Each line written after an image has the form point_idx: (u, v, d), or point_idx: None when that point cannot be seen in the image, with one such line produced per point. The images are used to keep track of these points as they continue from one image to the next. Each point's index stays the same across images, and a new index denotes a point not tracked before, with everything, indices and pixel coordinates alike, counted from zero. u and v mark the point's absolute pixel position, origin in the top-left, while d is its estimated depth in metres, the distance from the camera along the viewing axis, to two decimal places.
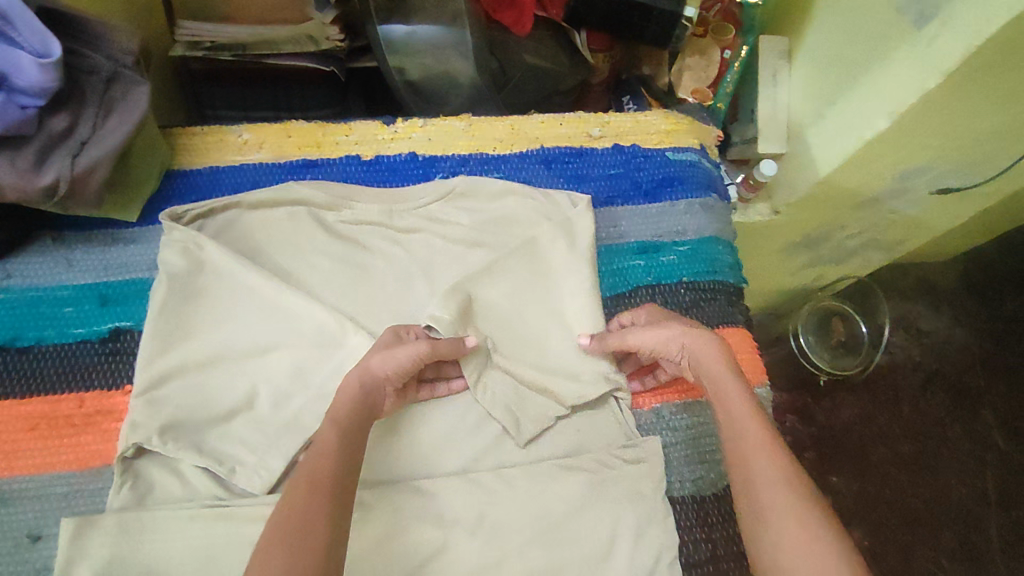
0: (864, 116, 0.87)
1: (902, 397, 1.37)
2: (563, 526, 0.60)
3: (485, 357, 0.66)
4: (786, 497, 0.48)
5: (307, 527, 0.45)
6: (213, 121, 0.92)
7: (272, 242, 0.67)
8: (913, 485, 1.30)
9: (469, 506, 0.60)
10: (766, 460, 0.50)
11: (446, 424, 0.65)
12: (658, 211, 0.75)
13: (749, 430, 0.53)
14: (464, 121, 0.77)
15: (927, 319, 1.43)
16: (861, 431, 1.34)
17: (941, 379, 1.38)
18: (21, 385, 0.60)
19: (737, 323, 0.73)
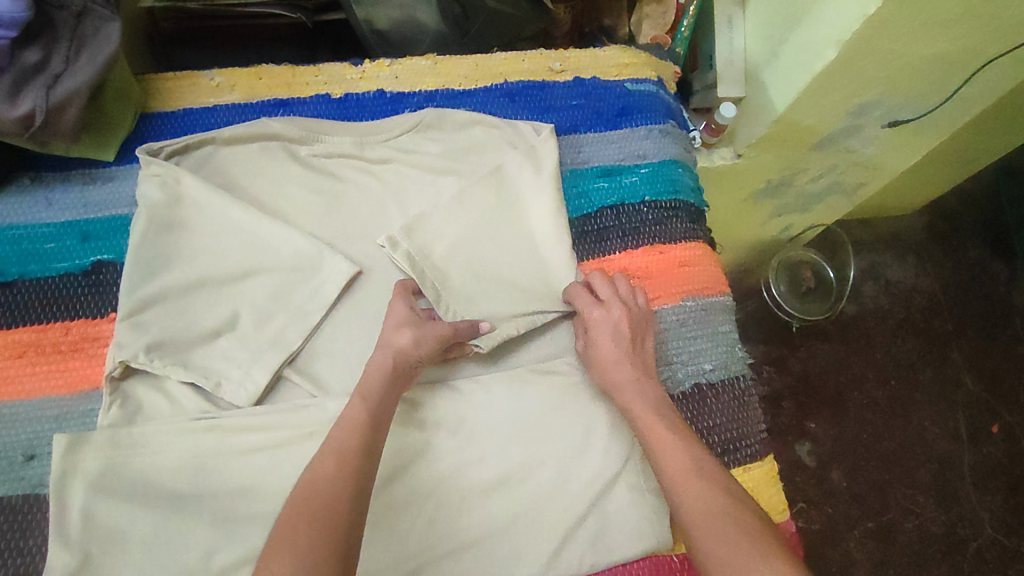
0: (813, 48, 0.90)
1: (875, 343, 1.40)
2: (540, 425, 0.62)
3: (456, 274, 0.68)
4: (695, 482, 0.51)
5: (337, 492, 0.48)
6: (177, 62, 0.92)
7: (248, 173, 0.70)
8: (887, 426, 1.34)
9: (450, 412, 0.62)
10: (674, 455, 0.54)
11: None
12: (618, 137, 0.79)
13: (658, 434, 0.56)
14: (429, 60, 0.79)
15: (894, 267, 1.47)
16: (837, 377, 1.37)
17: (910, 326, 1.42)
18: (7, 317, 0.62)
19: (698, 239, 0.76)
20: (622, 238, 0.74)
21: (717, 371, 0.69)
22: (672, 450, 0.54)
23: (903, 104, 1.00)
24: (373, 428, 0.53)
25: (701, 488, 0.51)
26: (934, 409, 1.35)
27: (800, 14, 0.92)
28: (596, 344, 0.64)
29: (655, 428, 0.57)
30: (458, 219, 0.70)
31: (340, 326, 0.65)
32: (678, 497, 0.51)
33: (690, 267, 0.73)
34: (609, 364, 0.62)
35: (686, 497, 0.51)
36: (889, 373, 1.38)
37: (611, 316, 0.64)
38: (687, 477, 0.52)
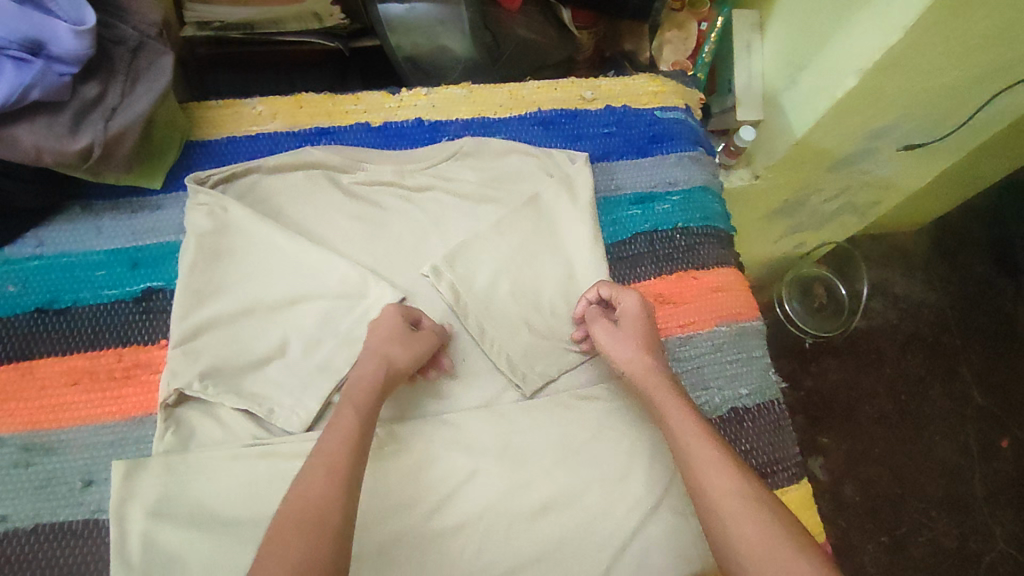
0: (834, 76, 0.92)
1: (887, 359, 1.42)
2: (583, 450, 0.63)
3: (496, 301, 0.70)
4: (748, 507, 0.48)
5: (324, 505, 0.46)
6: (212, 91, 0.94)
7: (293, 199, 0.71)
8: (900, 442, 1.35)
9: (494, 436, 0.63)
10: (720, 473, 0.50)
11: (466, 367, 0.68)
12: (650, 164, 0.81)
13: (699, 446, 0.52)
14: (464, 88, 0.81)
15: (904, 284, 1.49)
16: (850, 393, 1.39)
17: (921, 342, 1.44)
18: (61, 343, 0.63)
19: (730, 264, 0.77)
20: (656, 264, 0.75)
21: (752, 396, 0.71)
22: (716, 467, 0.50)
23: (919, 129, 1.02)
24: (360, 433, 0.52)
25: (751, 511, 0.47)
26: (945, 424, 1.37)
27: (821, 42, 0.95)
28: (614, 332, 0.64)
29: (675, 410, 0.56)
30: (497, 247, 0.71)
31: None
32: (725, 522, 0.48)
33: (723, 293, 0.75)
34: (630, 346, 0.62)
35: (734, 522, 0.47)
36: (900, 389, 1.40)
37: (642, 304, 0.65)
38: (733, 501, 0.48)
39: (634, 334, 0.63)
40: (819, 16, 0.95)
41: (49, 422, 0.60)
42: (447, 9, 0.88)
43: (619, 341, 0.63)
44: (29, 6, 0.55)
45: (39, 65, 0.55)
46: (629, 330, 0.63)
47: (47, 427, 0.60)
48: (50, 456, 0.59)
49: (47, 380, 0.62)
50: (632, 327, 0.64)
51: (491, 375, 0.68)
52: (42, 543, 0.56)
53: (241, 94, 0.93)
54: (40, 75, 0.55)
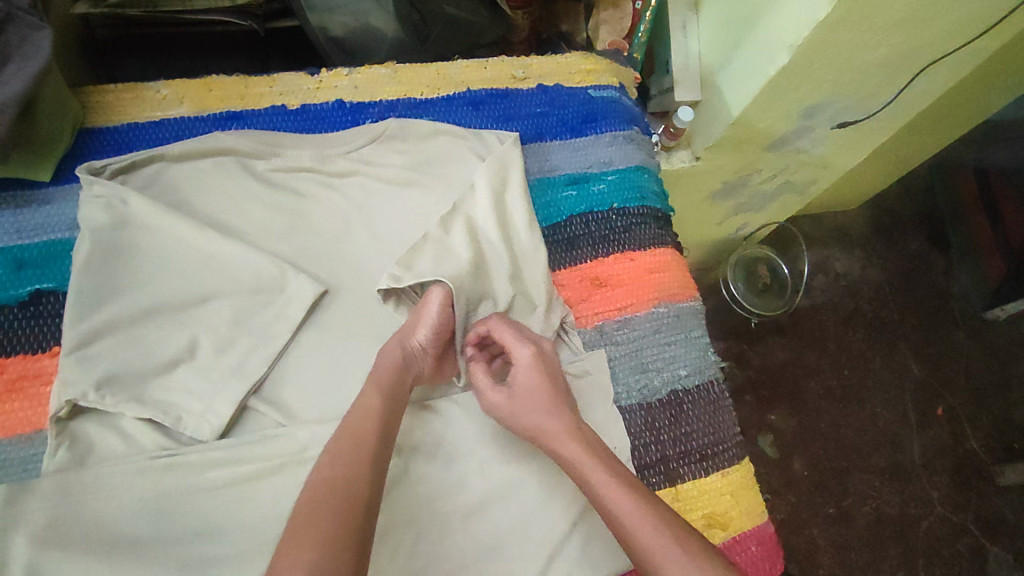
0: (766, 53, 0.92)
1: (829, 335, 1.45)
2: (519, 443, 0.61)
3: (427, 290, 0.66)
4: None
5: (352, 478, 0.49)
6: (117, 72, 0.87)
7: (203, 188, 0.66)
8: (844, 416, 1.38)
9: (427, 433, 0.60)
10: (674, 553, 0.49)
11: None
12: (584, 144, 0.78)
13: (648, 531, 0.50)
14: (388, 68, 0.77)
15: (843, 262, 1.52)
16: (794, 370, 1.41)
17: (861, 318, 1.47)
18: None
19: (667, 244, 0.76)
20: (593, 246, 0.73)
21: (692, 376, 0.69)
22: (670, 542, 0.49)
23: (850, 106, 1.03)
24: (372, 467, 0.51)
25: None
26: (885, 396, 1.40)
27: (753, 19, 0.94)
28: (520, 396, 0.59)
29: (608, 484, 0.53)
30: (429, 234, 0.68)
31: (310, 349, 0.62)
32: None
33: (660, 274, 0.73)
34: (535, 413, 0.58)
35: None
36: (843, 364, 1.43)
37: (540, 363, 0.61)
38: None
39: (538, 394, 0.59)
40: None
41: None
42: None
43: (522, 408, 0.58)
44: None
45: None
46: (532, 392, 0.59)
47: None
48: None
49: None
50: (535, 384, 0.60)
51: None
52: None
53: (149, 77, 0.87)
54: None
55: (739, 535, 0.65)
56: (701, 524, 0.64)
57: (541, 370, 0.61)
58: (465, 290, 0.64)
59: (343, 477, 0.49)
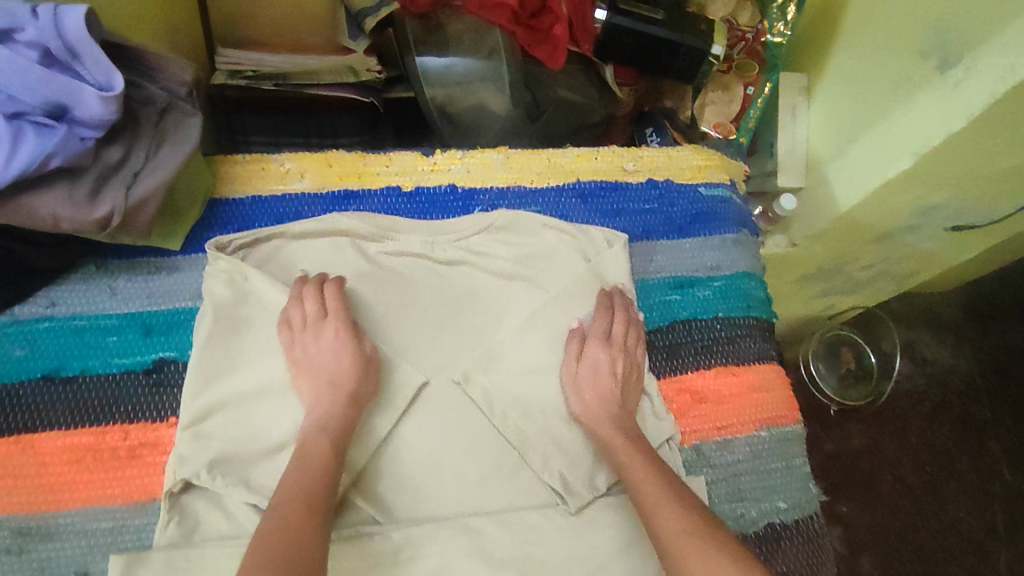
0: (886, 155, 0.88)
1: (910, 427, 1.36)
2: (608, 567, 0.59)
3: (521, 396, 0.66)
4: (696, 544, 0.51)
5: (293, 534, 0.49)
6: (242, 146, 0.91)
7: (320, 265, 0.69)
8: (921, 518, 1.29)
9: (514, 545, 0.59)
10: (666, 514, 0.54)
11: (489, 463, 0.63)
12: (691, 246, 0.77)
13: (652, 488, 0.56)
14: (501, 153, 0.77)
15: (932, 348, 1.42)
16: (869, 461, 1.33)
17: (947, 410, 1.37)
18: (67, 416, 0.60)
19: (772, 359, 0.74)
20: (693, 356, 0.71)
21: (791, 511, 0.67)
22: (671, 508, 0.54)
23: (970, 209, 0.97)
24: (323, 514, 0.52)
25: (699, 546, 0.50)
26: (968, 500, 1.31)
27: (873, 117, 0.92)
28: (573, 380, 0.66)
29: (624, 455, 0.60)
30: (531, 332, 0.68)
31: (406, 441, 0.63)
32: (682, 553, 0.51)
33: (763, 393, 0.71)
34: (580, 400, 0.65)
35: (690, 553, 0.50)
36: (924, 458, 1.34)
37: (598, 356, 0.66)
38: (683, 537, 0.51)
39: (594, 390, 0.65)
40: (873, 92, 0.92)
41: (48, 503, 0.57)
42: (491, 65, 0.82)
43: (574, 393, 0.65)
44: (59, 70, 0.51)
45: (60, 130, 0.51)
46: (588, 381, 0.65)
47: (46, 508, 0.57)
48: (47, 540, 0.56)
49: (49, 457, 0.58)
50: (602, 378, 0.65)
51: (519, 471, 0.64)
52: None
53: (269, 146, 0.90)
54: (63, 141, 0.51)
55: None
56: None
57: (604, 362, 0.66)
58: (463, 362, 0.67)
59: (301, 523, 0.50)
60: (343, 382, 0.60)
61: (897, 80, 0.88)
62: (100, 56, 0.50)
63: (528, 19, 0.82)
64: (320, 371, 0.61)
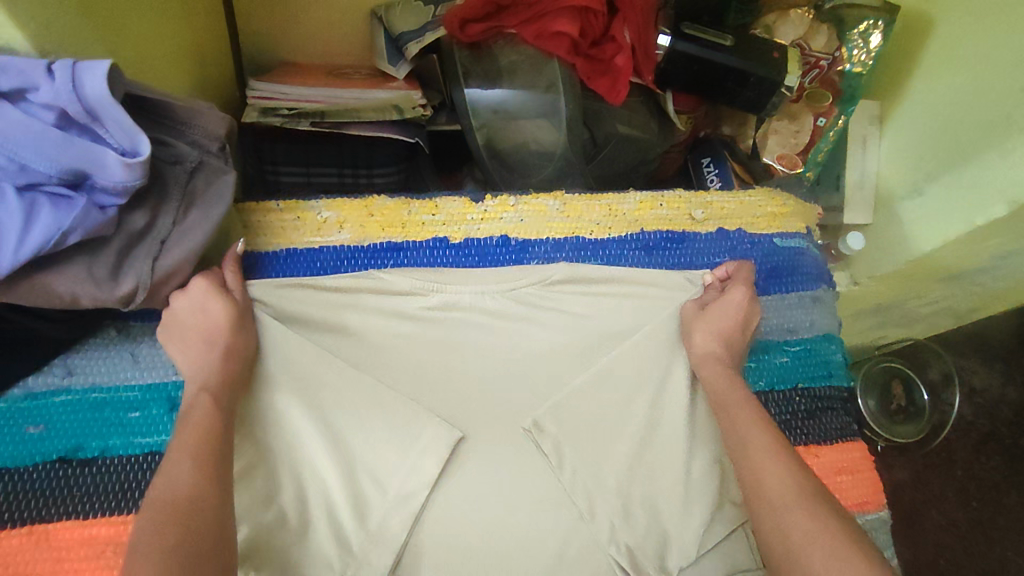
0: (977, 200, 0.81)
1: (956, 459, 1.16)
2: None
3: (572, 462, 0.59)
4: (801, 500, 0.46)
5: (198, 500, 0.42)
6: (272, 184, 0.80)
7: (356, 315, 0.63)
8: (968, 558, 1.11)
9: None
10: (772, 462, 0.49)
11: (552, 540, 0.57)
12: (766, 305, 0.70)
13: (756, 432, 0.52)
14: (557, 200, 0.70)
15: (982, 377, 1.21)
16: (911, 496, 1.15)
17: (995, 442, 1.17)
18: (85, 503, 0.54)
19: (856, 436, 0.67)
20: None
21: None
22: (780, 456, 0.49)
23: None
24: (213, 486, 0.44)
25: (805, 508, 0.45)
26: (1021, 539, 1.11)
27: (961, 155, 0.84)
28: (701, 324, 0.62)
29: (737, 399, 0.56)
30: (592, 395, 0.62)
31: (448, 511, 0.57)
32: (784, 519, 0.45)
33: (848, 476, 0.65)
34: (713, 334, 0.61)
35: (793, 524, 0.45)
36: (970, 491, 1.14)
37: (736, 300, 0.63)
38: (788, 488, 0.47)
39: (722, 327, 0.62)
40: (961, 128, 0.85)
41: None
42: (548, 99, 0.75)
43: (701, 326, 0.62)
44: (77, 132, 0.46)
45: (79, 200, 0.46)
46: (716, 319, 0.62)
47: None
48: None
49: (67, 551, 0.53)
50: (723, 319, 0.62)
51: (589, 545, 0.58)
52: None
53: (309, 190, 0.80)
54: (82, 214, 0.46)
55: None
56: None
57: (744, 313, 0.62)
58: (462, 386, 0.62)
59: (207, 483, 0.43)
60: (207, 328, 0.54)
61: (993, 118, 0.81)
62: (123, 117, 0.45)
63: (589, 49, 0.75)
64: (192, 328, 0.55)
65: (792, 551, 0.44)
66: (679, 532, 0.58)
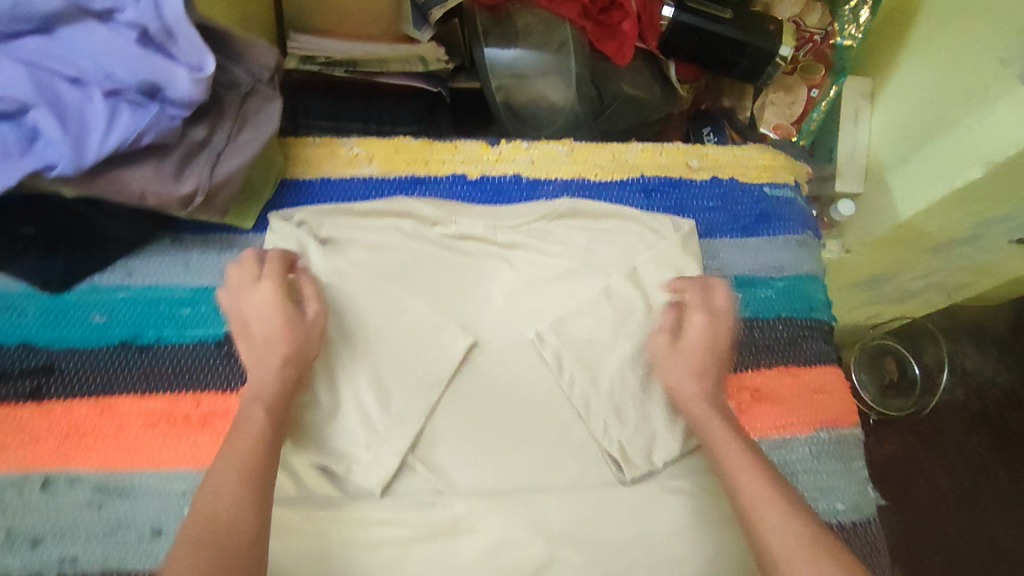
0: (954, 166, 0.86)
1: (947, 437, 1.22)
2: (658, 547, 0.60)
3: (570, 372, 0.66)
4: (775, 502, 0.53)
5: (238, 516, 0.47)
6: (302, 131, 0.87)
7: (380, 236, 0.69)
8: (955, 527, 1.16)
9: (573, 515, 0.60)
10: (754, 478, 0.55)
11: (551, 437, 0.65)
12: (755, 245, 0.77)
13: (730, 451, 0.57)
14: (566, 146, 0.78)
15: (974, 360, 1.28)
16: (904, 469, 1.20)
17: (984, 422, 1.24)
18: (143, 381, 0.61)
19: (834, 361, 0.73)
20: (754, 354, 0.71)
21: (847, 512, 0.67)
22: (754, 476, 0.55)
23: None
24: (260, 469, 0.50)
25: (785, 517, 0.52)
26: (1002, 511, 1.18)
27: (943, 126, 0.89)
28: (669, 356, 0.64)
29: (718, 429, 0.60)
30: (589, 315, 0.69)
31: (461, 405, 0.65)
32: (766, 530, 0.52)
33: (824, 395, 0.71)
34: (688, 370, 0.64)
35: (776, 535, 0.51)
36: (959, 468, 1.20)
37: (706, 328, 0.65)
38: (766, 502, 0.53)
39: (692, 363, 0.63)
40: (943, 99, 0.90)
41: (122, 464, 0.59)
42: (559, 58, 0.83)
43: (666, 365, 0.64)
44: (153, 50, 0.53)
45: (153, 109, 0.53)
46: (684, 357, 0.64)
47: (120, 469, 0.59)
48: (122, 498, 0.58)
49: (126, 419, 0.60)
50: (693, 354, 0.64)
51: (585, 442, 0.65)
52: None
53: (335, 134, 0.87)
54: (155, 120, 0.53)
55: None
56: None
57: (708, 341, 0.64)
58: (476, 304, 0.69)
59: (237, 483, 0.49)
60: (271, 340, 0.58)
61: (970, 87, 0.86)
62: (195, 37, 0.52)
63: (598, 14, 0.83)
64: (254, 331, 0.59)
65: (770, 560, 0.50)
66: (664, 431, 0.65)
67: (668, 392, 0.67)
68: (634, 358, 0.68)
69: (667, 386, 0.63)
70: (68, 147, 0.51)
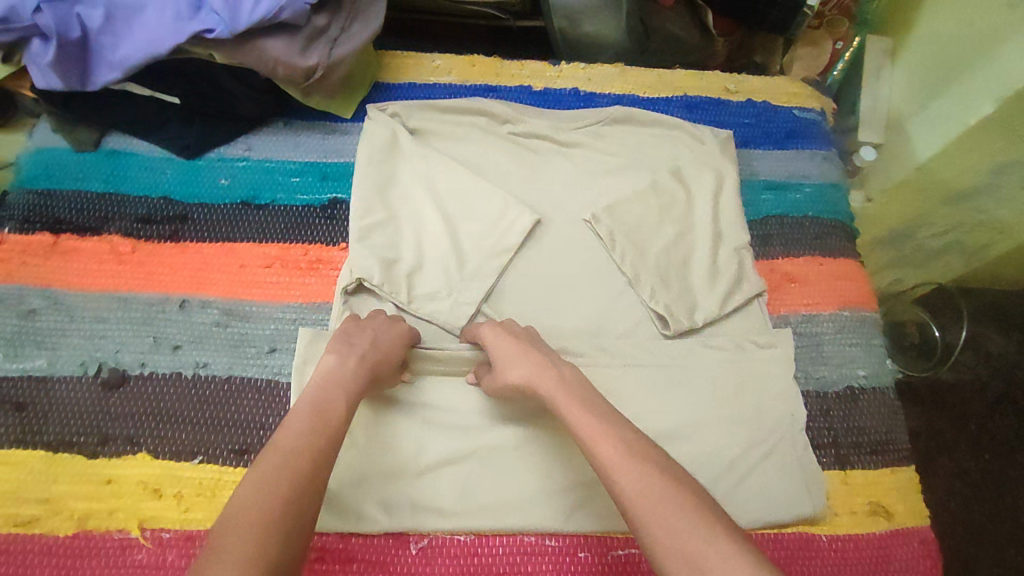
0: (970, 104, 0.89)
1: (968, 412, 1.10)
2: (688, 383, 0.70)
3: (618, 250, 0.75)
4: (646, 472, 0.45)
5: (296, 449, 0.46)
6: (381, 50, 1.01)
7: (459, 129, 0.80)
8: (979, 503, 1.03)
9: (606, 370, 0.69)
10: (636, 465, 0.46)
11: (602, 303, 0.74)
12: (787, 156, 0.87)
13: (608, 447, 0.48)
14: (618, 68, 0.89)
15: (997, 342, 1.17)
16: (922, 440, 1.08)
17: (1011, 403, 1.12)
18: (259, 232, 0.72)
19: (855, 256, 0.82)
20: (784, 244, 0.81)
21: (869, 378, 0.75)
22: (623, 452, 0.47)
23: None
24: None
25: (662, 497, 0.43)
26: None
27: (960, 69, 0.92)
28: (495, 353, 0.62)
29: (585, 418, 0.52)
30: (637, 202, 0.77)
31: (527, 269, 0.75)
32: (643, 518, 0.43)
33: (844, 282, 0.79)
34: (519, 360, 0.60)
35: (652, 521, 0.42)
36: (982, 441, 1.08)
37: (499, 328, 0.64)
38: (637, 475, 0.45)
39: (514, 350, 0.61)
40: (959, 48, 0.93)
41: (244, 295, 0.70)
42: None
43: (502, 366, 0.61)
44: None
45: None
46: (507, 355, 0.61)
47: (243, 299, 0.70)
48: (245, 321, 0.68)
49: (248, 260, 0.71)
50: (509, 346, 0.61)
51: (634, 306, 0.74)
52: (234, 390, 0.65)
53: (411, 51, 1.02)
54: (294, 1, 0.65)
55: (904, 529, 0.68)
56: (866, 507, 0.69)
57: (509, 336, 0.62)
58: (540, 188, 0.79)
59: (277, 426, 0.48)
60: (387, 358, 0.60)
61: (983, 32, 0.89)
62: None
63: None
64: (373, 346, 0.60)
65: (644, 537, 0.42)
66: (703, 296, 0.74)
67: (708, 264, 0.75)
68: (677, 239, 0.77)
69: (519, 381, 0.59)
70: (225, 15, 0.64)
